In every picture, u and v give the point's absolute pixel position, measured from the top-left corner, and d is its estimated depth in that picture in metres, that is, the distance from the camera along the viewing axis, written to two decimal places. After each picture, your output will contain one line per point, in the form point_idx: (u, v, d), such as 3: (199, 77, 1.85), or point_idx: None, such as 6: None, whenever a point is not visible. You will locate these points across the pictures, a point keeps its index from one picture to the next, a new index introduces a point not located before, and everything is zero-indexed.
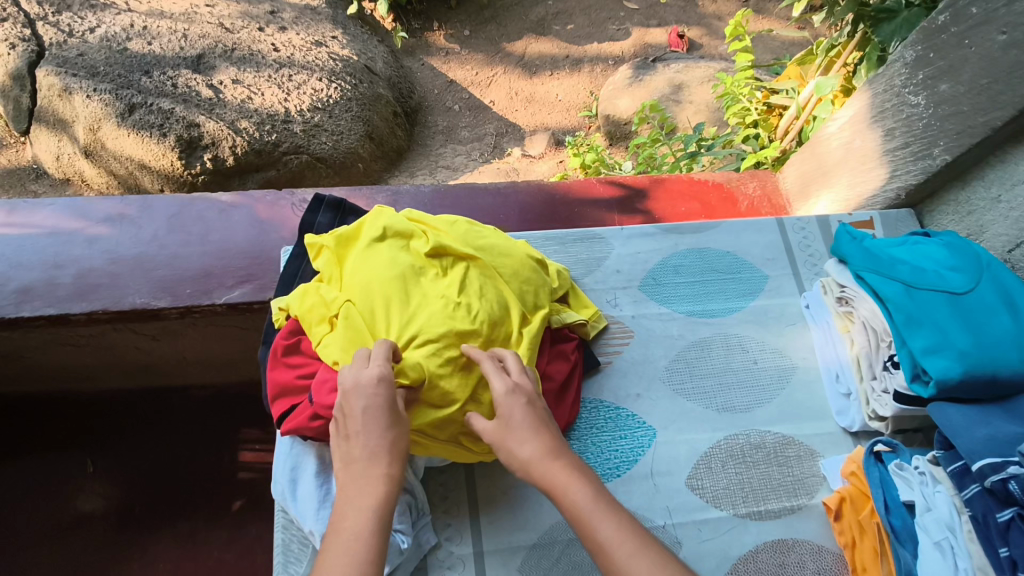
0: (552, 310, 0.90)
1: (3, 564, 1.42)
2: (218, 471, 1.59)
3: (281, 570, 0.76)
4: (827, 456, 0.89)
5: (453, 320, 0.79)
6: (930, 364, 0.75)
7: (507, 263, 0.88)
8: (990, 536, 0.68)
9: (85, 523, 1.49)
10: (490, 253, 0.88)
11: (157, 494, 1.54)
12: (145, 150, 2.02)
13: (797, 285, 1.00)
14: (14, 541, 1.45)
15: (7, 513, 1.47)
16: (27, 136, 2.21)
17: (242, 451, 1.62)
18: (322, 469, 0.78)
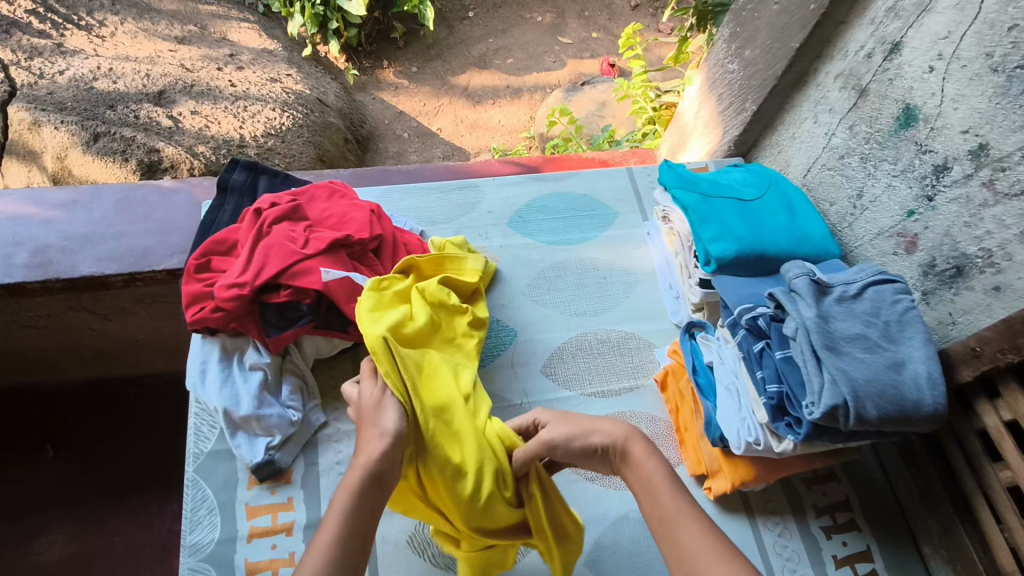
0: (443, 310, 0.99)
1: None
2: (172, 453, 1.61)
3: (192, 445, 0.93)
4: (660, 346, 1.07)
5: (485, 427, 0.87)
6: (711, 249, 0.94)
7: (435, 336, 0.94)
8: (752, 365, 0.86)
9: (35, 510, 1.50)
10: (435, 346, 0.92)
11: (112, 479, 1.56)
12: (108, 176, 1.89)
13: (641, 217, 1.21)
14: None
15: None
16: None
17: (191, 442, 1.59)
18: (225, 356, 0.94)
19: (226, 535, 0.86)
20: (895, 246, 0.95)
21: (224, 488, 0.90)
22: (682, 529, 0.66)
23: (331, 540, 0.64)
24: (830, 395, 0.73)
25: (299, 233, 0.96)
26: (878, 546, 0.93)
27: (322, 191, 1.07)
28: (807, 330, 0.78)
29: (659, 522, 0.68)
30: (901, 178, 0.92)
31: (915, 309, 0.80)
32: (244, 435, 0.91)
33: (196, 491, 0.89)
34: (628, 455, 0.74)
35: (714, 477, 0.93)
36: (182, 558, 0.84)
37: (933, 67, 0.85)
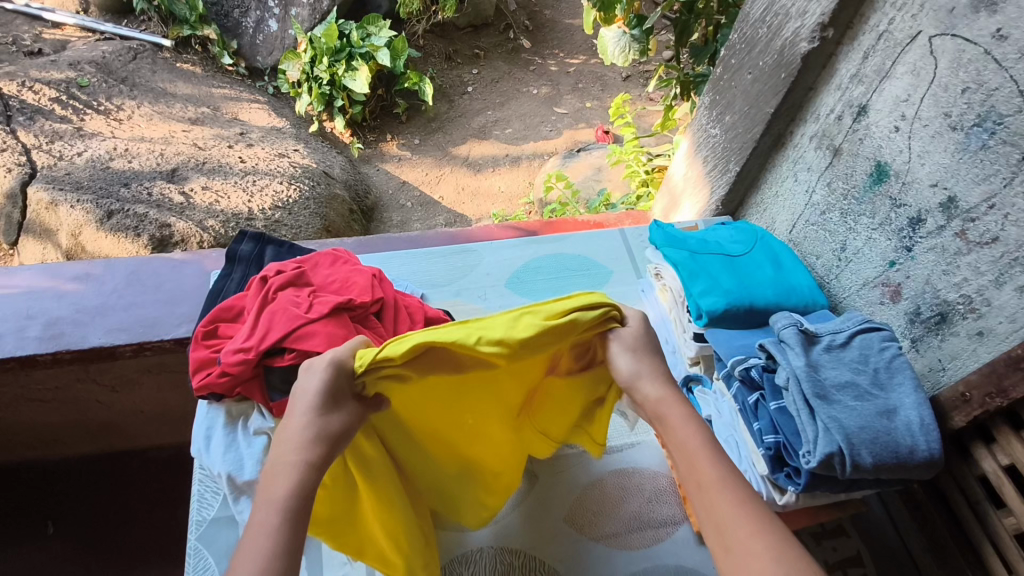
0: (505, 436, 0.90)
1: None
2: (174, 527, 1.60)
3: (195, 512, 0.93)
4: None
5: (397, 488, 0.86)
6: (702, 304, 0.97)
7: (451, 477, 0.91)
8: (748, 416, 0.87)
9: None
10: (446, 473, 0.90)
11: (114, 553, 1.54)
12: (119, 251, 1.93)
13: (634, 275, 1.25)
14: None
15: None
16: (14, 249, 2.08)
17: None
18: (229, 421, 0.96)
19: None
20: (880, 295, 0.98)
21: (226, 556, 0.89)
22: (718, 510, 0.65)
23: (269, 552, 0.59)
24: (824, 442, 0.74)
25: (303, 298, 0.99)
26: None
27: (326, 259, 1.12)
28: (797, 379, 0.80)
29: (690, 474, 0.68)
30: (880, 231, 0.96)
31: (902, 356, 0.83)
32: (247, 501, 0.91)
33: (198, 559, 0.89)
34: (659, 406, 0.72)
35: None
36: None
37: (899, 126, 0.90)
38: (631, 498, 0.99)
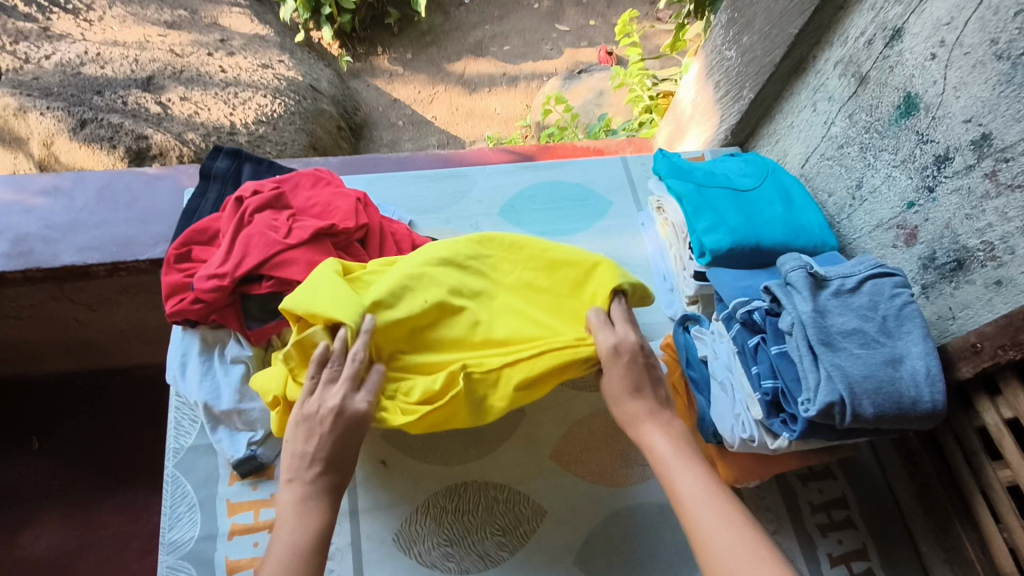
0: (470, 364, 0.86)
1: None
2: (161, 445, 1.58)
3: (172, 440, 0.91)
4: (654, 339, 1.05)
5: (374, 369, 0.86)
6: (708, 241, 0.91)
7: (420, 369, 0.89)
8: (747, 360, 0.84)
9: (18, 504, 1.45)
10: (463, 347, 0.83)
11: (99, 470, 1.51)
12: (93, 163, 1.84)
13: (635, 208, 1.18)
14: None
15: None
16: None
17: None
18: (205, 350, 0.92)
19: (206, 532, 0.85)
20: (894, 238, 0.92)
21: (204, 484, 0.88)
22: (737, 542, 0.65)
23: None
24: (827, 391, 0.71)
25: (282, 222, 0.93)
26: (873, 544, 0.96)
27: (306, 180, 1.04)
28: (803, 324, 0.75)
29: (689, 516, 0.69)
30: (902, 168, 0.90)
31: (913, 304, 0.79)
32: (225, 430, 0.89)
33: (175, 487, 0.88)
34: (660, 446, 0.74)
35: None
36: (160, 556, 0.82)
37: (936, 53, 0.82)
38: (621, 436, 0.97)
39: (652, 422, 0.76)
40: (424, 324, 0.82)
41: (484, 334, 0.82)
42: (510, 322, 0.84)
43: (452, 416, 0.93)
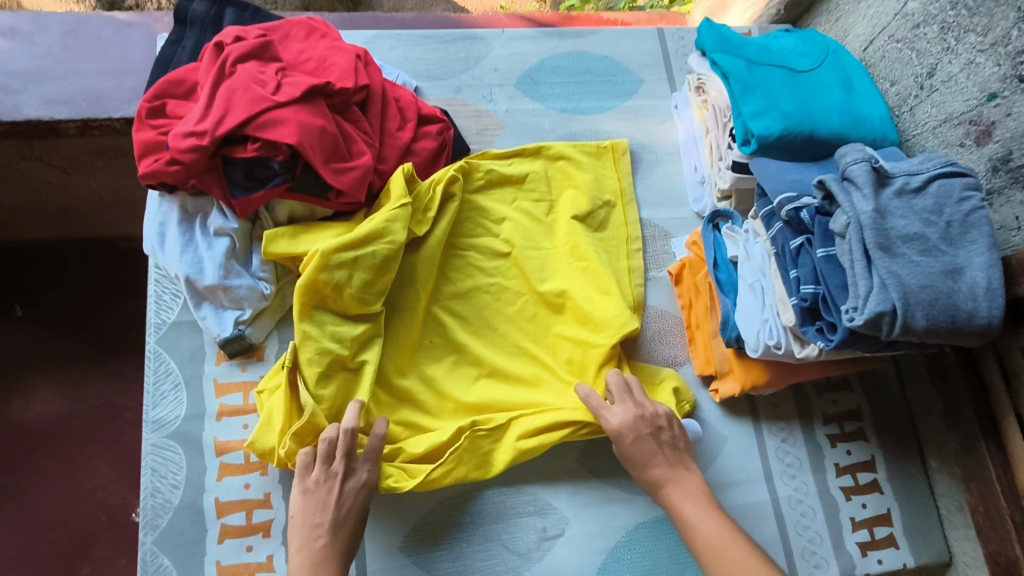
0: (476, 305, 0.88)
1: None
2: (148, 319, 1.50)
3: (153, 315, 0.83)
4: (677, 236, 0.97)
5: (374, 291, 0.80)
6: (756, 125, 0.80)
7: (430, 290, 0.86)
8: (786, 263, 0.76)
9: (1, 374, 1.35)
10: (453, 297, 0.88)
11: (84, 339, 1.41)
12: None
13: (669, 88, 1.05)
14: None
15: None
16: None
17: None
18: (185, 218, 0.82)
19: (193, 411, 0.81)
20: (963, 135, 0.82)
21: (189, 363, 0.82)
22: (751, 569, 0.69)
23: None
24: (878, 300, 0.64)
25: (269, 76, 0.80)
26: (883, 456, 0.94)
27: (297, 29, 0.90)
28: (859, 226, 0.67)
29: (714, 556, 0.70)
30: (988, 52, 0.78)
31: (983, 210, 0.69)
32: (210, 307, 0.82)
33: (158, 363, 0.82)
34: (674, 499, 0.75)
35: (722, 380, 0.89)
36: (144, 434, 0.79)
37: None
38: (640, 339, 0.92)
39: (674, 485, 0.76)
40: (424, 347, 0.85)
41: (492, 368, 0.85)
42: (513, 355, 0.87)
43: (458, 312, 0.88)
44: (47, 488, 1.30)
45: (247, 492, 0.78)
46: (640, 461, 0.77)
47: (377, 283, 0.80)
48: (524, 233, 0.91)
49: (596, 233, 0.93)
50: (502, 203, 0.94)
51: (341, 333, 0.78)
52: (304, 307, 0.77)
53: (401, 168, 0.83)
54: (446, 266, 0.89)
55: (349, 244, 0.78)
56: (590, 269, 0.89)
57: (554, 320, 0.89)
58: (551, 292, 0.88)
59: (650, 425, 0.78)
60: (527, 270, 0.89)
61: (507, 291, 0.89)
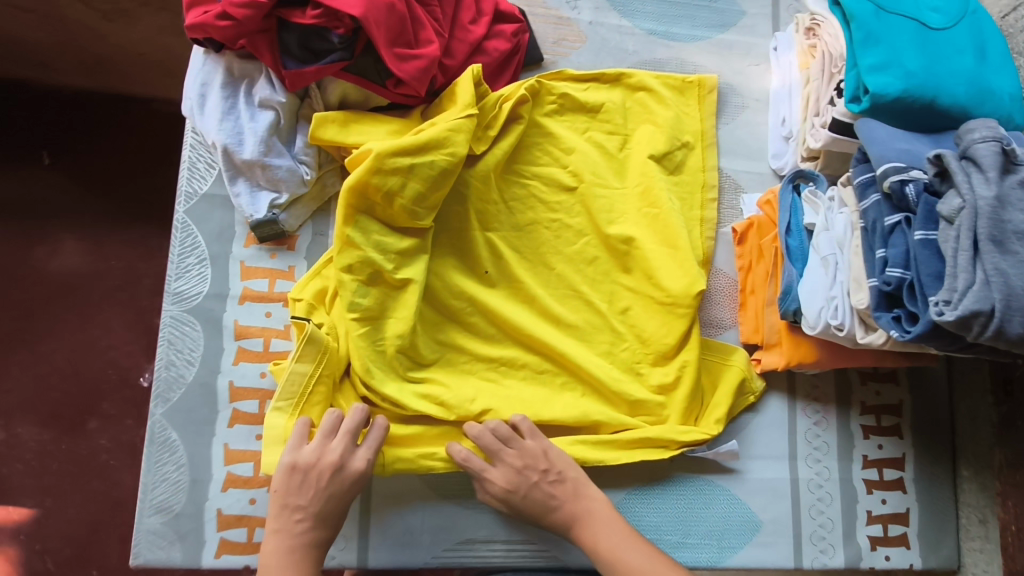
0: (533, 235, 0.84)
1: None
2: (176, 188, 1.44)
3: (185, 183, 0.78)
4: (749, 192, 0.90)
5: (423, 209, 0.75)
6: (873, 81, 0.71)
7: (485, 212, 0.82)
8: (873, 240, 0.69)
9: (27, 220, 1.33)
10: (509, 221, 0.83)
11: (110, 197, 1.36)
12: None
13: (772, 26, 0.94)
14: None
15: None
16: None
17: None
18: (229, 83, 0.75)
19: (216, 290, 0.77)
20: None
21: (216, 239, 0.78)
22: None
23: None
24: (976, 299, 0.57)
25: None
26: (914, 456, 0.89)
27: None
28: (975, 213, 0.59)
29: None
30: None
31: None
32: (245, 184, 0.76)
33: (185, 235, 0.78)
34: (586, 539, 0.72)
35: (767, 350, 0.84)
36: (164, 305, 0.76)
37: None
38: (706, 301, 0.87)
39: (583, 524, 0.73)
40: (474, 275, 0.81)
41: (543, 308, 0.81)
42: (566, 298, 0.83)
43: (514, 238, 0.83)
44: (61, 340, 1.29)
45: (263, 380, 0.76)
46: (538, 510, 0.74)
47: (431, 198, 0.75)
48: (592, 167, 0.85)
49: (671, 177, 0.86)
50: (572, 131, 0.87)
51: (387, 244, 0.74)
52: (350, 210, 0.72)
53: (470, 69, 0.76)
54: (507, 192, 0.83)
55: (406, 148, 0.72)
56: (659, 218, 0.84)
57: (620, 270, 0.84)
58: (616, 237, 0.83)
59: (533, 470, 0.74)
60: (595, 209, 0.84)
61: (568, 229, 0.84)
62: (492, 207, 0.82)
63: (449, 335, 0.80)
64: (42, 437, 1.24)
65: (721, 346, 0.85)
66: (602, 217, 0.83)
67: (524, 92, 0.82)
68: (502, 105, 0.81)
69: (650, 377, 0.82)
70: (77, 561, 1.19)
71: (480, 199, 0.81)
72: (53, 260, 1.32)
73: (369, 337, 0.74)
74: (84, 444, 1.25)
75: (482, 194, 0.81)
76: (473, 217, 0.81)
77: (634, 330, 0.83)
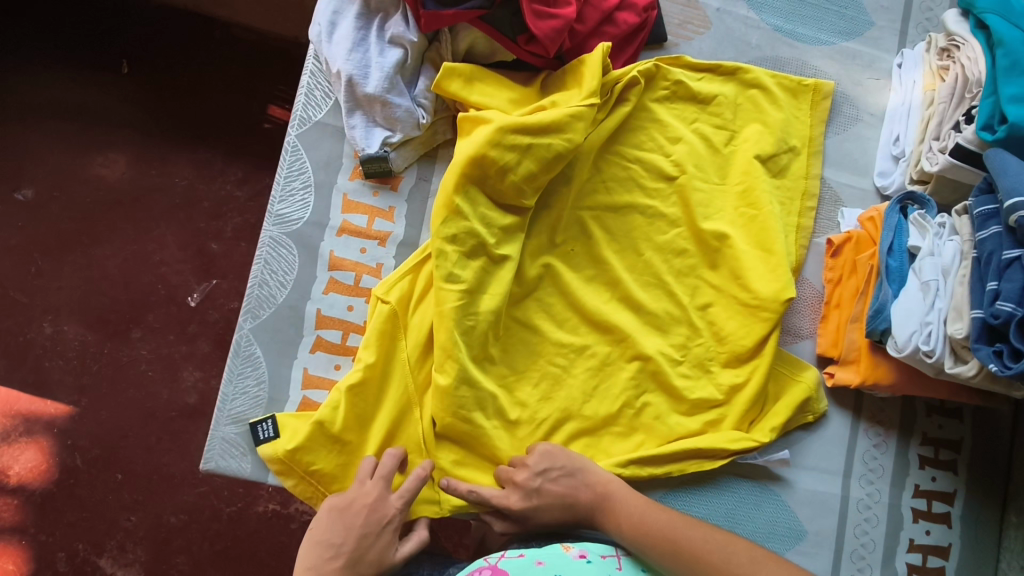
0: (626, 224, 0.82)
1: (15, 135, 1.30)
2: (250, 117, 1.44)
3: (300, 108, 0.79)
4: (848, 207, 0.88)
5: (529, 191, 0.74)
6: (1013, 111, 0.70)
7: (584, 197, 0.81)
8: (984, 271, 0.69)
9: (100, 124, 1.32)
10: (606, 210, 0.82)
11: (181, 113, 1.34)
12: None
13: (898, 43, 0.92)
14: (30, 113, 1.31)
15: (20, 87, 1.31)
16: None
17: (271, 106, 1.36)
18: (364, 15, 0.75)
19: (316, 219, 0.78)
20: None
21: (323, 168, 0.78)
22: (743, 559, 0.65)
23: None
24: None
25: None
26: (965, 493, 0.87)
27: None
28: None
29: (678, 564, 0.65)
30: None
31: None
32: (362, 118, 0.77)
33: (294, 159, 0.78)
34: (605, 522, 0.70)
35: (842, 365, 0.83)
36: (265, 225, 0.77)
37: None
38: (792, 311, 0.86)
39: (607, 506, 0.70)
40: (561, 255, 0.81)
41: (625, 293, 0.80)
42: (648, 286, 0.81)
43: (608, 225, 0.82)
44: (116, 247, 1.28)
45: (349, 314, 0.77)
46: (549, 513, 0.71)
47: (541, 184, 0.75)
48: (696, 161, 0.83)
49: (773, 179, 0.85)
50: (680, 120, 0.84)
51: (492, 218, 0.74)
52: (462, 179, 0.72)
53: (599, 48, 0.74)
54: (606, 172, 0.82)
55: (529, 127, 0.72)
56: (756, 220, 0.82)
57: (704, 264, 0.82)
58: (710, 232, 0.81)
59: (531, 479, 0.71)
60: (693, 202, 0.82)
61: (661, 218, 0.82)
62: (594, 190, 0.81)
63: (526, 312, 0.79)
64: (86, 338, 1.23)
65: (791, 360, 0.83)
66: (700, 217, 0.81)
67: (636, 74, 0.80)
68: (616, 86, 0.79)
69: (720, 377, 0.80)
70: (102, 462, 1.18)
71: (582, 180, 0.81)
72: (122, 167, 1.31)
73: (462, 310, 0.72)
74: (124, 352, 1.23)
75: (583, 178, 0.81)
76: (572, 199, 0.80)
77: (711, 327, 0.81)
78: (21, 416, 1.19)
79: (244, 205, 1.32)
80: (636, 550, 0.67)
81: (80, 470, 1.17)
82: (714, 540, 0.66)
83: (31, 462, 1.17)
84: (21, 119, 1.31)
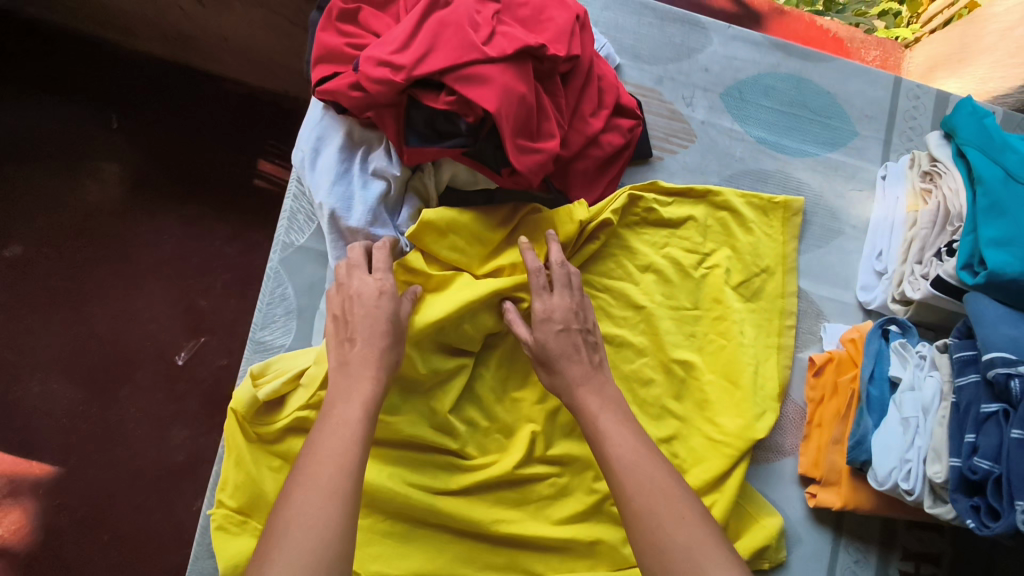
0: None
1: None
2: None
3: (282, 231, 0.79)
4: (831, 321, 0.88)
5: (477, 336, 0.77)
6: (992, 256, 0.69)
7: None
8: (962, 419, 0.69)
9: (84, 175, 1.29)
10: None
11: (169, 168, 1.31)
12: None
13: (883, 153, 0.92)
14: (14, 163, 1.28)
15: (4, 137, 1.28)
16: None
17: (261, 161, 1.34)
18: (347, 147, 0.75)
19: (297, 345, 0.78)
20: None
21: (306, 293, 0.79)
22: (686, 512, 0.59)
23: (346, 437, 0.60)
24: None
25: (485, 19, 0.71)
26: None
27: None
28: None
29: (629, 485, 0.61)
30: None
31: None
32: (343, 248, 0.75)
33: (276, 284, 0.79)
34: (590, 404, 0.68)
35: (824, 486, 0.83)
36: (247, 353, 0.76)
37: None
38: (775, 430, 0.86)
39: (590, 386, 0.70)
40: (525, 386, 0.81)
41: None
42: None
43: None
44: (101, 305, 1.25)
45: None
46: (557, 351, 0.71)
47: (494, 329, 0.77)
48: (665, 290, 0.84)
49: (748, 303, 0.85)
50: (651, 246, 0.85)
51: (438, 365, 0.76)
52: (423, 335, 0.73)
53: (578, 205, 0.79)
54: None
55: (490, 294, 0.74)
56: (725, 350, 0.83)
57: (671, 395, 0.82)
58: (677, 361, 0.82)
59: (578, 322, 0.74)
60: (661, 333, 0.82)
61: (629, 346, 0.82)
62: None
63: (489, 443, 0.79)
64: (73, 398, 1.20)
65: (754, 498, 0.83)
66: (663, 347, 0.81)
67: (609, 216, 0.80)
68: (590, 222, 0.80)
69: None
70: (88, 523, 1.13)
71: None
72: (111, 223, 1.28)
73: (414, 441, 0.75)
74: (113, 413, 1.20)
75: None
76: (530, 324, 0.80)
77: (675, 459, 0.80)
78: (5, 477, 1.14)
79: (233, 263, 1.30)
80: (597, 455, 0.65)
81: (65, 533, 1.12)
82: (676, 481, 0.62)
83: (14, 525, 1.13)
84: (9, 175, 1.27)
